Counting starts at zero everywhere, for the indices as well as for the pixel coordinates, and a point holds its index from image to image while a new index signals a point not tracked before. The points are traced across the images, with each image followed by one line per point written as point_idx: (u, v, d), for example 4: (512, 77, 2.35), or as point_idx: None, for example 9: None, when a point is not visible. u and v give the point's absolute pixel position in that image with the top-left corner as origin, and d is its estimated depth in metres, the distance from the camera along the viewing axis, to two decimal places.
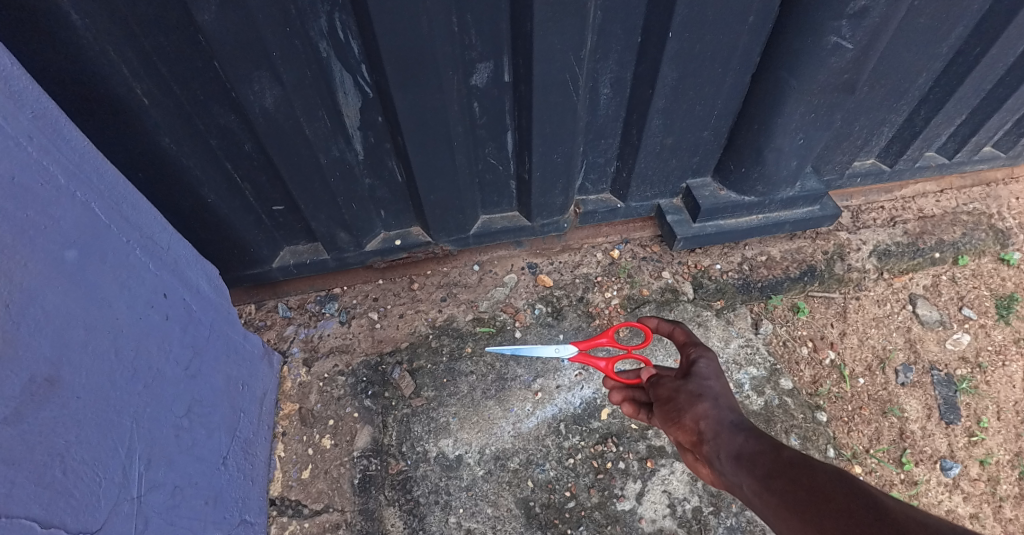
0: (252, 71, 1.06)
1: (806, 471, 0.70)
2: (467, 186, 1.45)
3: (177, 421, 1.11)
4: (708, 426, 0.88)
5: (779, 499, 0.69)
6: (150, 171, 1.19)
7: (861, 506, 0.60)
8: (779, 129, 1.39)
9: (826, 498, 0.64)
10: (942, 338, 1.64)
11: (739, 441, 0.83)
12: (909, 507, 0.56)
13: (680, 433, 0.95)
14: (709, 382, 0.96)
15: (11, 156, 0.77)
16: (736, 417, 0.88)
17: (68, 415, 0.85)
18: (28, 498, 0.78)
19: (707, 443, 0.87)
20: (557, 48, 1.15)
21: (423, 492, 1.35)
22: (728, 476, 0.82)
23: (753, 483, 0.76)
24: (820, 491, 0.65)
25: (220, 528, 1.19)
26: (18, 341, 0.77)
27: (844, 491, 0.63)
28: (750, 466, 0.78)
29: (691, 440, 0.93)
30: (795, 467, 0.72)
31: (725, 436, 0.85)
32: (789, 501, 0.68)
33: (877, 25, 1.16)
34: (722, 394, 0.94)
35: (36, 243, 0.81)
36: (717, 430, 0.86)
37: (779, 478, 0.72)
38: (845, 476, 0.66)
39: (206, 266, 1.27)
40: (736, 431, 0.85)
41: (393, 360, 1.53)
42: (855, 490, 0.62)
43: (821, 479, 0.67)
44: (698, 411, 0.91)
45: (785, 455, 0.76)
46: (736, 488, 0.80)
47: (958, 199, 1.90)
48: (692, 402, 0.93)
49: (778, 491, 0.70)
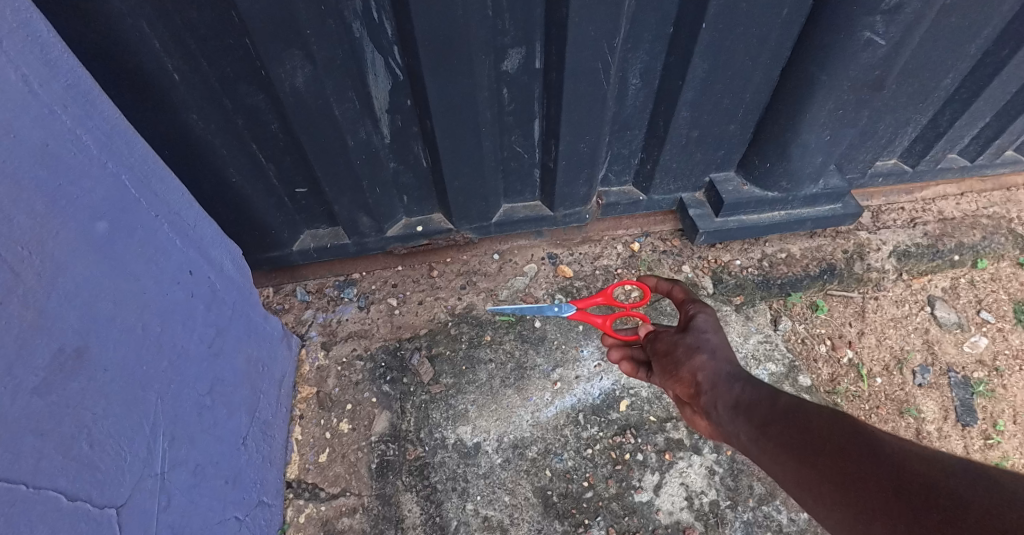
0: (284, 49, 1.05)
1: (801, 413, 0.73)
2: (492, 173, 1.45)
3: (200, 399, 1.09)
4: (705, 377, 0.89)
5: (775, 443, 0.72)
6: (175, 150, 1.18)
7: (860, 447, 0.63)
8: (806, 125, 1.38)
9: (824, 440, 0.67)
10: (959, 341, 1.64)
11: (736, 391, 0.83)
12: (903, 442, 0.60)
13: (678, 384, 0.96)
14: (708, 335, 0.95)
15: (45, 125, 0.77)
16: (733, 368, 0.88)
17: (95, 389, 0.83)
18: (55, 469, 0.76)
19: (704, 394, 0.88)
20: (591, 36, 1.14)
21: (440, 479, 1.34)
22: (725, 425, 0.83)
23: (749, 429, 0.78)
24: (817, 433, 0.68)
25: (239, 509, 1.17)
26: (48, 311, 0.75)
27: (842, 433, 0.66)
28: (748, 414, 0.79)
29: (690, 392, 0.94)
30: (790, 412, 0.74)
31: (722, 387, 0.85)
32: (786, 444, 0.70)
33: (911, 22, 1.15)
34: (720, 346, 0.93)
35: (67, 213, 0.79)
36: (714, 381, 0.87)
37: (774, 423, 0.74)
38: (839, 416, 0.69)
39: (230, 245, 1.26)
40: (732, 381, 0.85)
41: (412, 345, 1.53)
42: (853, 430, 0.65)
43: (817, 421, 0.70)
44: (695, 363, 0.91)
45: (781, 401, 0.77)
46: (733, 437, 0.82)
47: (978, 202, 1.89)
48: (689, 354, 0.93)
49: (775, 436, 0.73)
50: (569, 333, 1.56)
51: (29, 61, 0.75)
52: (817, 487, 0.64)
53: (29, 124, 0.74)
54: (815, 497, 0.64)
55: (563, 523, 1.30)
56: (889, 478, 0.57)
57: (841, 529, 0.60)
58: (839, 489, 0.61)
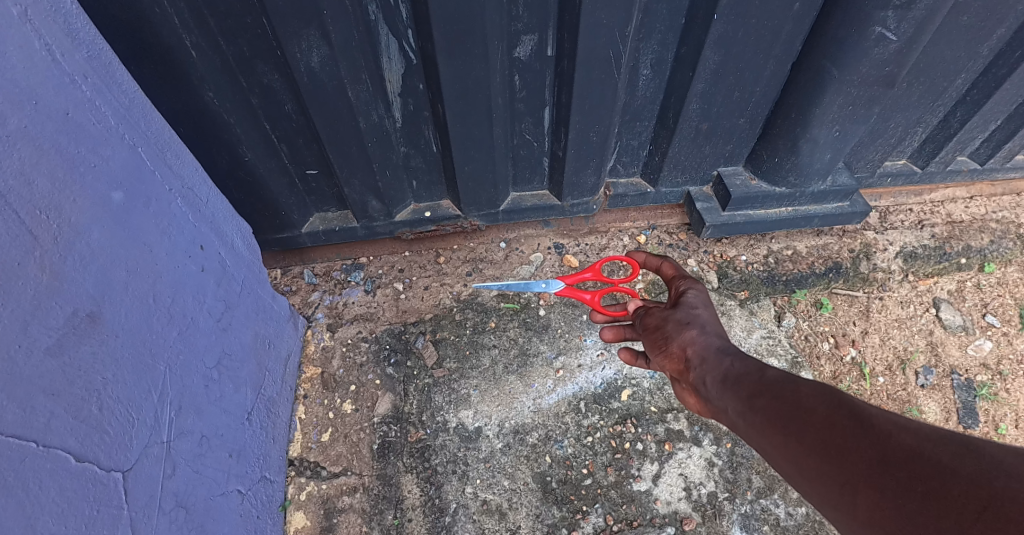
0: (301, 28, 1.06)
1: (789, 386, 0.74)
2: (501, 160, 1.46)
3: (207, 372, 1.09)
4: (695, 352, 0.91)
5: (763, 416, 0.73)
6: (189, 125, 1.19)
7: (846, 419, 0.64)
8: (815, 120, 1.39)
9: (811, 413, 0.68)
10: (964, 343, 1.64)
11: (725, 365, 0.85)
12: (888, 413, 0.62)
13: (667, 360, 0.98)
14: (698, 310, 0.99)
15: (67, 94, 0.78)
16: (722, 342, 0.91)
17: (106, 353, 0.83)
18: (64, 429, 0.75)
19: (693, 369, 0.90)
20: (603, 23, 1.15)
21: (441, 461, 1.36)
22: (714, 401, 0.85)
23: (736, 404, 0.79)
24: (804, 406, 0.69)
25: (242, 482, 1.17)
26: (64, 274, 0.76)
27: (828, 405, 0.67)
28: (735, 387, 0.81)
29: (678, 368, 0.95)
30: (778, 384, 0.76)
31: (712, 362, 0.87)
32: (774, 418, 0.72)
33: (924, 18, 1.15)
34: (710, 321, 0.97)
35: (84, 180, 0.81)
36: (704, 355, 0.89)
37: (762, 397, 0.75)
38: (826, 388, 0.70)
39: (240, 223, 1.27)
40: (722, 356, 0.87)
41: (417, 329, 1.55)
42: (839, 401, 0.67)
43: (805, 394, 0.71)
44: (686, 337, 0.93)
45: (769, 375, 0.79)
46: (721, 412, 0.84)
47: (987, 206, 1.88)
48: (680, 329, 0.95)
49: (763, 409, 0.74)
50: (572, 322, 1.57)
51: (53, 31, 0.76)
52: (803, 460, 0.66)
53: (51, 91, 0.75)
54: (801, 470, 0.66)
55: (561, 508, 1.31)
56: (875, 450, 0.59)
57: (824, 501, 0.62)
58: (825, 461, 0.63)
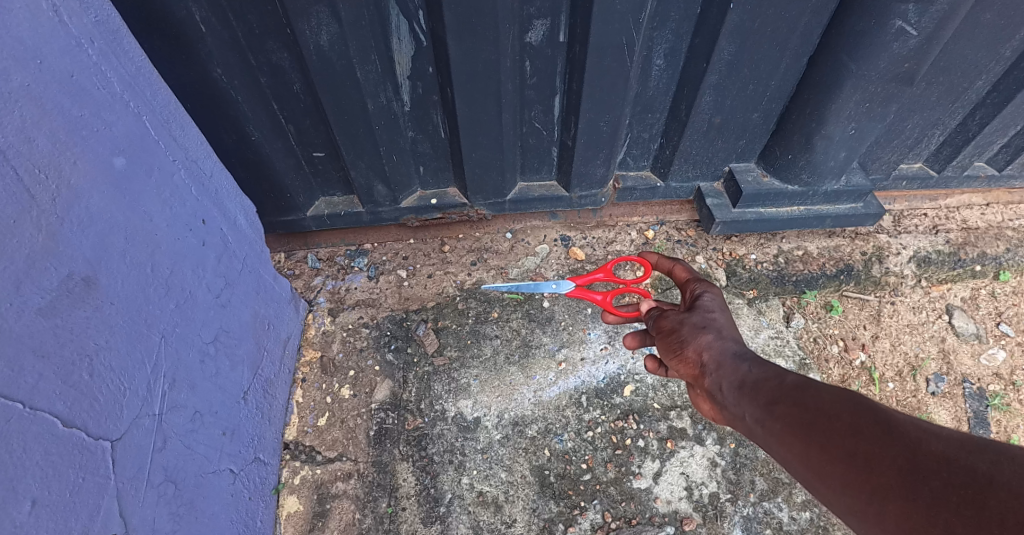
0: (311, 5, 1.04)
1: (810, 392, 0.72)
2: (510, 147, 1.44)
3: (204, 347, 1.08)
4: (711, 357, 0.88)
5: (784, 424, 0.71)
6: (197, 101, 1.18)
7: (871, 427, 0.61)
8: (831, 116, 1.36)
9: (836, 419, 0.65)
10: (976, 352, 1.60)
11: (742, 371, 0.83)
12: (917, 420, 0.60)
13: (681, 365, 0.95)
14: (714, 314, 0.96)
15: (72, 57, 0.77)
16: (738, 347, 0.88)
17: (101, 319, 0.82)
18: (53, 393, 0.73)
19: (708, 375, 0.87)
20: (617, 8, 1.13)
21: (437, 450, 1.33)
22: (731, 407, 0.83)
23: (754, 410, 0.77)
24: (828, 412, 0.67)
25: (234, 462, 1.15)
26: (61, 237, 0.74)
27: (851, 411, 0.65)
28: (754, 396, 0.78)
29: (693, 372, 0.93)
30: (797, 390, 0.73)
31: (728, 367, 0.85)
32: (796, 425, 0.69)
33: (946, 13, 1.12)
34: (726, 326, 0.94)
35: (86, 144, 0.79)
36: (719, 361, 0.86)
37: (782, 403, 0.73)
38: (849, 394, 0.67)
39: (244, 201, 1.25)
40: (739, 361, 0.85)
41: (418, 317, 1.53)
42: (864, 408, 0.64)
43: (827, 401, 0.68)
44: (701, 341, 0.91)
45: (789, 381, 0.76)
46: (738, 419, 0.81)
47: (1004, 213, 1.84)
48: (696, 333, 0.92)
49: (784, 416, 0.71)
50: (577, 315, 1.55)
51: None
52: (826, 469, 0.63)
53: (56, 53, 0.74)
54: (823, 479, 0.63)
55: (559, 503, 1.28)
56: (903, 458, 0.56)
57: (850, 512, 0.60)
58: (850, 470, 0.60)
